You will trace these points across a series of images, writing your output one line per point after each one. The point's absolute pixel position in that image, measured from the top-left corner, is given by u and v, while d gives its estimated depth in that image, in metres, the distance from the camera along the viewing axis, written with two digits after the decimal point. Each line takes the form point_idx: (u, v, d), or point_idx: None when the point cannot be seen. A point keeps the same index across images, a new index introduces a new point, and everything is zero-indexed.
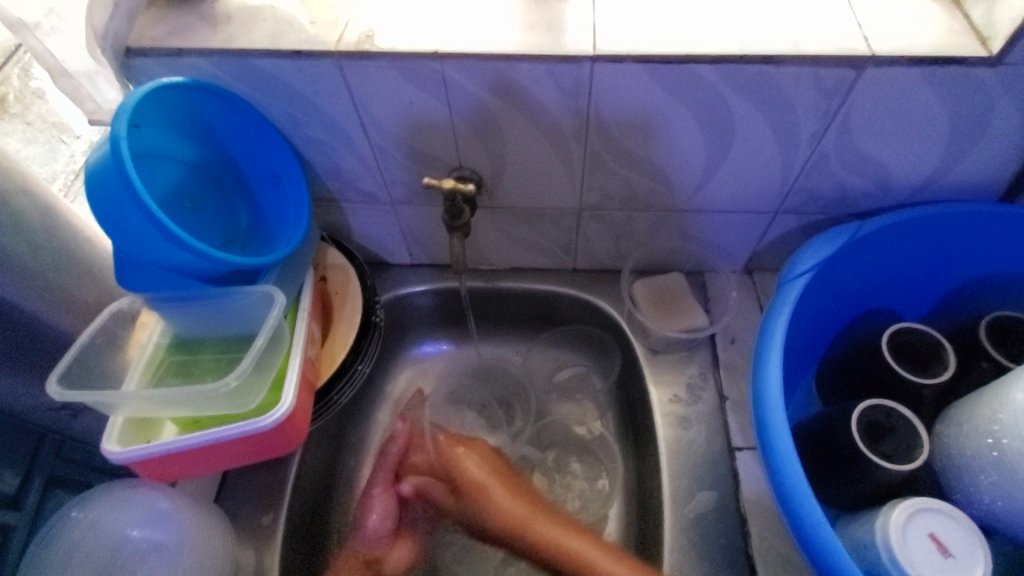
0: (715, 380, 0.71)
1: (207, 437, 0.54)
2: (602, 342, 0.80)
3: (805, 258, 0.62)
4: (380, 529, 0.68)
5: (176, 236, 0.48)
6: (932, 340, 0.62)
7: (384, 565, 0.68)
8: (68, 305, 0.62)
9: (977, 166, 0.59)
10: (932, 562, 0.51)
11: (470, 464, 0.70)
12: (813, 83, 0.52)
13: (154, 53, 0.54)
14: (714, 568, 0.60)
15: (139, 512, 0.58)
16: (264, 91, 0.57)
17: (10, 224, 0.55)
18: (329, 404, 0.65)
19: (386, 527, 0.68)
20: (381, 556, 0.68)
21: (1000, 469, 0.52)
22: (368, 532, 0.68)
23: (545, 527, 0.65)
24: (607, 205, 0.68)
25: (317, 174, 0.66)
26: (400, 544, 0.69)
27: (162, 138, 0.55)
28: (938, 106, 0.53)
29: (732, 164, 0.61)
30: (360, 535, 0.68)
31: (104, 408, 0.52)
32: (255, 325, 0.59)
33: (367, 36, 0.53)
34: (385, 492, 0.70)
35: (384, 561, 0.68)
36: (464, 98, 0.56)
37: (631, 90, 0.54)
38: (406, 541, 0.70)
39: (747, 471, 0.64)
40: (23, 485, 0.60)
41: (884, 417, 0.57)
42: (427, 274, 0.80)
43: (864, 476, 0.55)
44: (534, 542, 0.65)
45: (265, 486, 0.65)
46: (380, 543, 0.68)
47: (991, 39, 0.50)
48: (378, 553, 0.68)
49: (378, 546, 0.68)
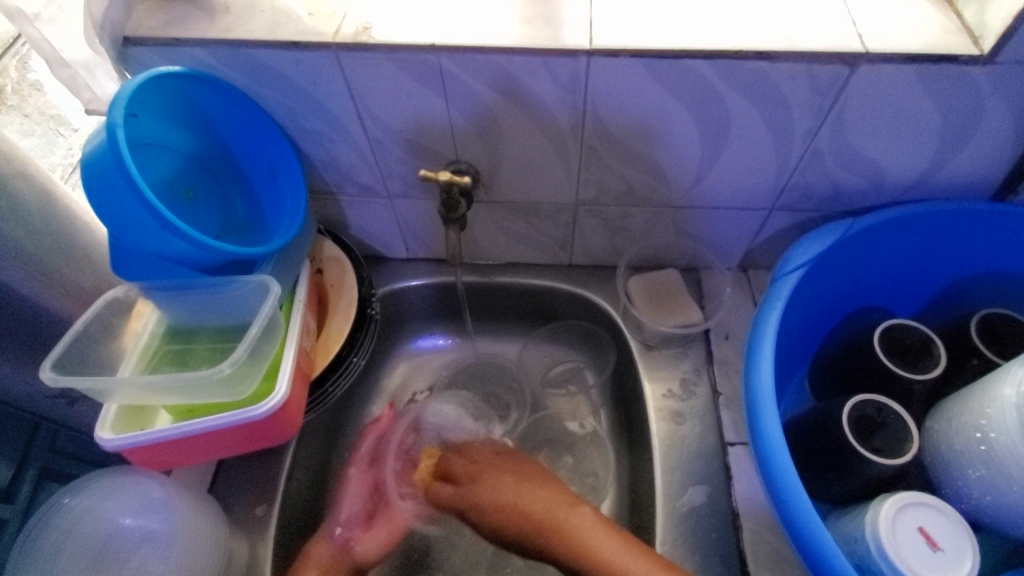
0: (708, 375, 0.71)
1: (201, 425, 0.54)
2: (596, 337, 0.80)
3: (799, 253, 0.63)
4: (350, 511, 0.68)
5: (171, 223, 0.49)
6: (923, 337, 0.63)
7: (355, 548, 0.67)
8: (64, 290, 0.62)
9: (969, 164, 0.60)
10: (920, 555, 0.52)
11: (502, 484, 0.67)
12: (807, 79, 0.52)
13: (150, 42, 0.54)
14: (705, 561, 0.60)
15: (134, 500, 0.58)
16: (261, 81, 0.57)
17: (8, 208, 0.55)
18: (324, 396, 0.65)
19: (358, 511, 0.69)
20: (353, 538, 0.67)
21: (987, 463, 0.52)
22: (340, 516, 0.68)
23: (573, 518, 0.62)
24: (603, 200, 0.68)
25: (314, 166, 0.66)
26: (375, 530, 0.69)
27: (158, 127, 0.55)
28: (930, 104, 0.54)
29: (727, 160, 0.61)
30: (335, 520, 0.68)
31: (98, 394, 0.52)
32: (250, 315, 0.59)
33: (364, 29, 0.53)
34: (363, 475, 0.71)
35: (357, 543, 0.67)
36: (461, 92, 0.56)
37: (626, 84, 0.54)
38: (379, 527, 0.69)
39: (738, 466, 0.64)
40: (15, 479, 0.61)
41: (875, 412, 0.57)
42: (424, 268, 0.80)
43: (854, 470, 0.56)
44: (571, 542, 0.61)
45: (260, 477, 0.66)
46: (353, 525, 0.68)
47: (983, 38, 0.50)
48: (351, 535, 0.67)
49: (352, 528, 0.68)
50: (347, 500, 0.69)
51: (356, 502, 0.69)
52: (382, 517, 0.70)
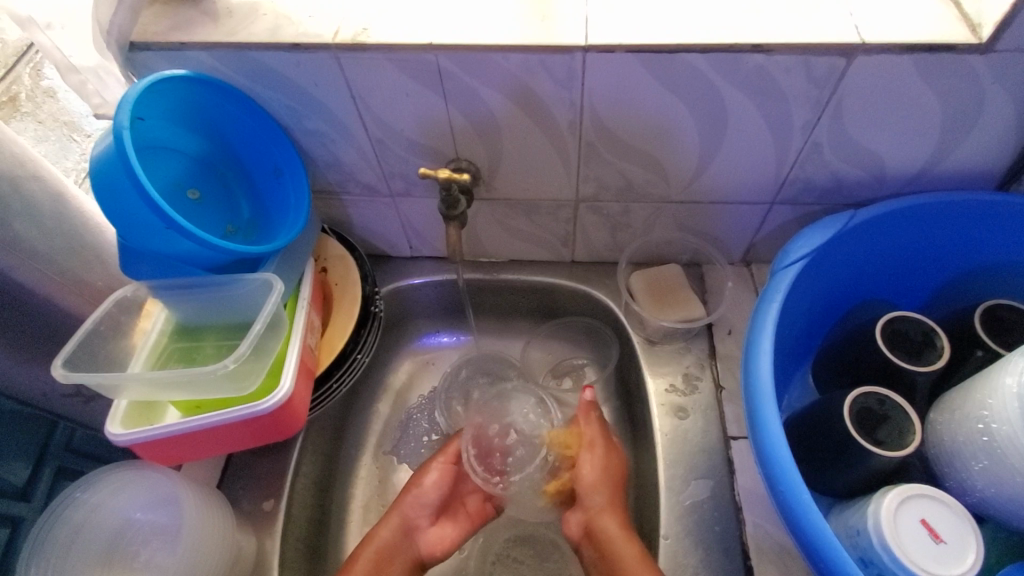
0: (711, 370, 0.71)
1: (206, 420, 0.55)
2: (600, 333, 0.81)
3: (800, 245, 0.62)
4: (424, 502, 0.68)
5: (178, 224, 0.50)
6: (926, 328, 0.62)
7: (420, 538, 0.68)
8: (76, 289, 0.64)
9: (971, 154, 0.60)
10: (926, 550, 0.51)
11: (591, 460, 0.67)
12: (804, 71, 0.52)
13: (155, 47, 0.55)
14: (707, 555, 0.60)
15: (142, 494, 0.60)
16: (264, 83, 0.58)
17: (23, 210, 0.56)
18: (329, 391, 0.66)
19: (435, 500, 0.69)
20: (419, 526, 0.68)
21: (990, 454, 0.52)
22: (415, 501, 0.68)
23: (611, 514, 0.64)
24: (603, 196, 0.68)
25: (317, 167, 0.68)
26: (443, 524, 0.69)
27: (164, 129, 0.56)
28: (928, 93, 0.54)
29: (727, 153, 0.61)
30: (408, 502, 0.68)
31: (108, 390, 0.54)
32: (256, 312, 0.60)
33: (363, 30, 0.54)
34: (445, 468, 0.71)
35: (421, 532, 0.68)
36: (460, 91, 0.57)
37: (621, 79, 0.54)
38: (448, 523, 0.69)
39: (741, 460, 0.65)
40: (31, 478, 0.64)
41: (877, 404, 0.57)
42: (429, 266, 0.81)
43: (856, 463, 0.56)
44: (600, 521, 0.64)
45: (269, 473, 0.67)
46: (425, 516, 0.68)
47: (981, 27, 0.50)
48: (418, 522, 0.68)
49: (422, 517, 0.68)
50: (428, 483, 0.69)
51: (435, 489, 0.69)
52: (451, 512, 0.71)
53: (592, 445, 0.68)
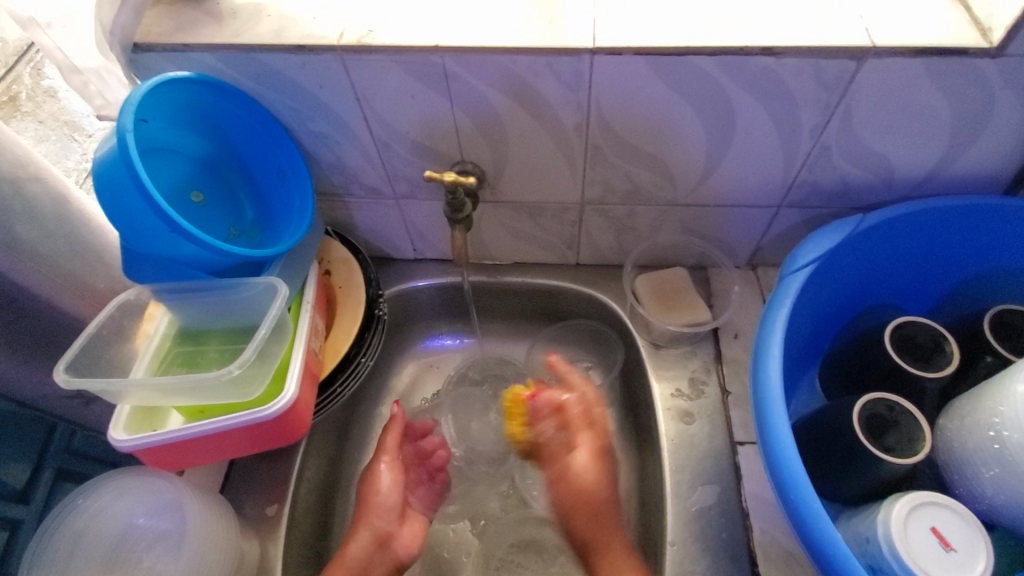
0: (718, 374, 0.71)
1: (210, 426, 0.55)
2: (605, 336, 0.80)
3: (808, 250, 0.61)
4: (388, 506, 0.67)
5: (182, 228, 0.49)
6: (935, 333, 0.62)
7: (395, 541, 0.66)
8: (79, 291, 0.63)
9: (981, 158, 0.59)
10: (936, 559, 0.51)
11: (582, 456, 0.68)
12: (813, 75, 0.52)
13: (158, 48, 0.55)
14: (714, 561, 0.60)
15: (145, 500, 0.59)
16: (268, 85, 0.57)
17: (25, 212, 0.56)
18: (332, 396, 0.65)
19: (396, 501, 0.68)
20: (392, 531, 0.66)
21: (1000, 462, 0.52)
22: (380, 506, 0.67)
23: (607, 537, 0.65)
24: (609, 199, 0.68)
25: (321, 169, 0.67)
26: (410, 523, 0.69)
27: (167, 132, 0.56)
28: (939, 97, 0.53)
29: (735, 156, 0.61)
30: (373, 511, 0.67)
31: (111, 396, 0.53)
32: (260, 316, 0.60)
33: (369, 32, 0.53)
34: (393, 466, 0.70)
35: (395, 538, 0.66)
36: (466, 93, 0.56)
37: (628, 82, 0.54)
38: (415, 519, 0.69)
39: (748, 465, 0.64)
40: (31, 480, 0.63)
41: (886, 410, 0.56)
42: (433, 269, 0.80)
43: (866, 470, 0.55)
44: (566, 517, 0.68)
45: (272, 477, 0.66)
46: (392, 520, 0.67)
47: (993, 30, 0.49)
48: (389, 529, 0.66)
49: (391, 523, 0.67)
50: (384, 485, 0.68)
51: (394, 488, 0.68)
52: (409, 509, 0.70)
53: (580, 428, 0.70)
